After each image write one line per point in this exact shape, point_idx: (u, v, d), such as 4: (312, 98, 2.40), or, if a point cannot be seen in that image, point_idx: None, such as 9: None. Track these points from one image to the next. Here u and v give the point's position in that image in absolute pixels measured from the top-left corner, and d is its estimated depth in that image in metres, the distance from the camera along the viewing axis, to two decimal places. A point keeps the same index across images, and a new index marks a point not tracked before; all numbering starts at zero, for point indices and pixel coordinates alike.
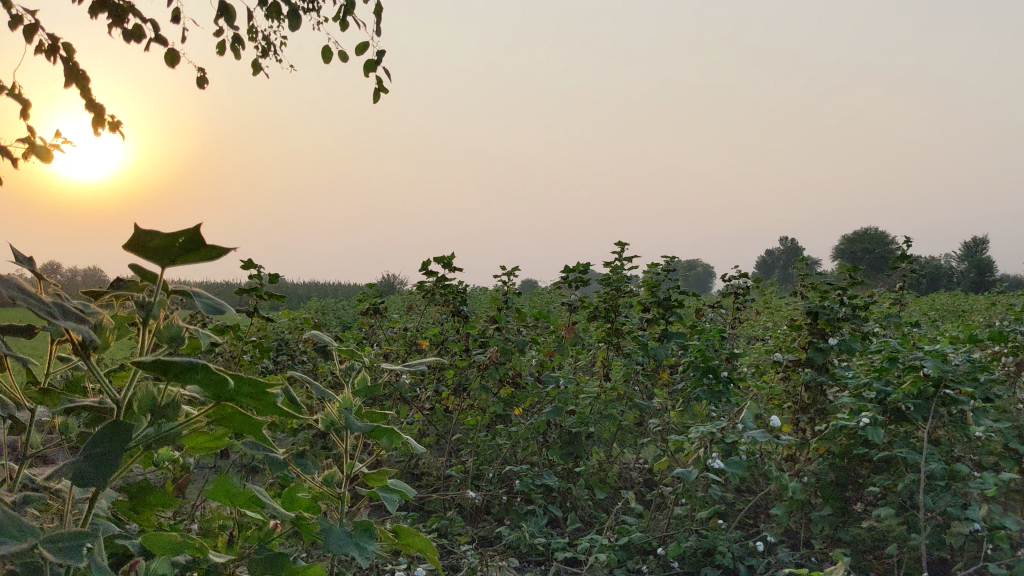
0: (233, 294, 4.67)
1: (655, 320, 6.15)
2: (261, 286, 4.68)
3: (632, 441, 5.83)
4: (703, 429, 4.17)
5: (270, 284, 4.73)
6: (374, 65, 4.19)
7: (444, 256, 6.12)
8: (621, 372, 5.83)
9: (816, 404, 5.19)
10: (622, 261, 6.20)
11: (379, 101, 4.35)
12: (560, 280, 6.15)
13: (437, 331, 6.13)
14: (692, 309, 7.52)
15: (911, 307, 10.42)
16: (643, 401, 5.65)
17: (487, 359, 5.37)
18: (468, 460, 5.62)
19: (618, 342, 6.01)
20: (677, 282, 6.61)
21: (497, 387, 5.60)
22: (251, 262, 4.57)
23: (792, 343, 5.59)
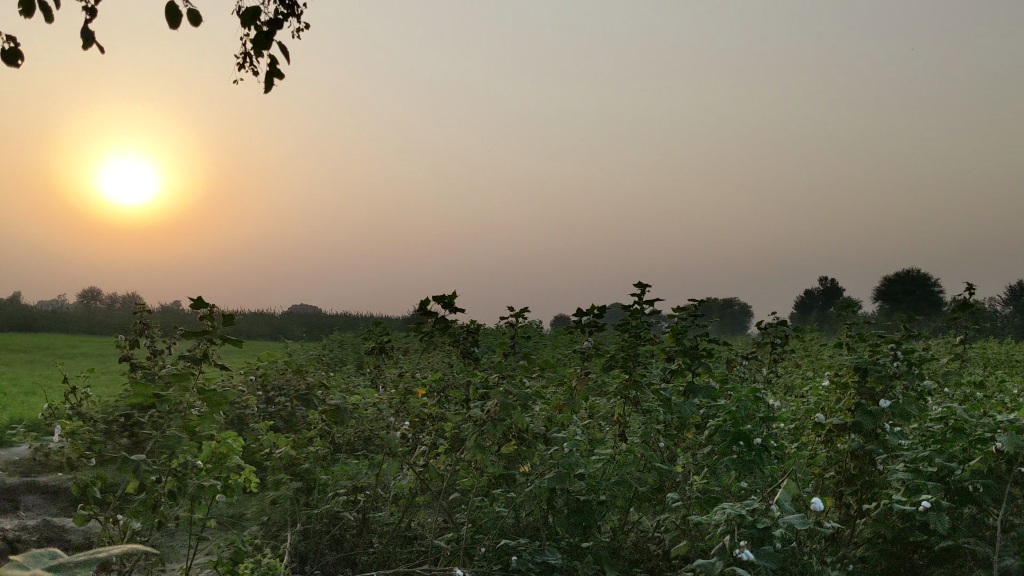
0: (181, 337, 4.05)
1: (680, 372, 5.51)
2: (214, 330, 4.06)
3: (651, 509, 5.16)
4: (731, 511, 3.48)
5: (224, 326, 4.10)
6: (263, 48, 3.66)
7: (444, 294, 5.51)
8: (640, 431, 5.18)
9: (864, 476, 4.49)
10: (644, 305, 5.56)
11: (271, 90, 3.82)
12: (573, 325, 5.51)
13: (436, 377, 5.51)
14: (723, 358, 6.83)
15: (965, 357, 9.65)
16: (664, 465, 4.99)
17: (486, 415, 4.73)
18: (462, 527, 4.98)
19: (637, 396, 5.35)
20: (706, 329, 5.95)
21: (499, 445, 4.96)
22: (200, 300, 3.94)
23: (836, 402, 4.91)
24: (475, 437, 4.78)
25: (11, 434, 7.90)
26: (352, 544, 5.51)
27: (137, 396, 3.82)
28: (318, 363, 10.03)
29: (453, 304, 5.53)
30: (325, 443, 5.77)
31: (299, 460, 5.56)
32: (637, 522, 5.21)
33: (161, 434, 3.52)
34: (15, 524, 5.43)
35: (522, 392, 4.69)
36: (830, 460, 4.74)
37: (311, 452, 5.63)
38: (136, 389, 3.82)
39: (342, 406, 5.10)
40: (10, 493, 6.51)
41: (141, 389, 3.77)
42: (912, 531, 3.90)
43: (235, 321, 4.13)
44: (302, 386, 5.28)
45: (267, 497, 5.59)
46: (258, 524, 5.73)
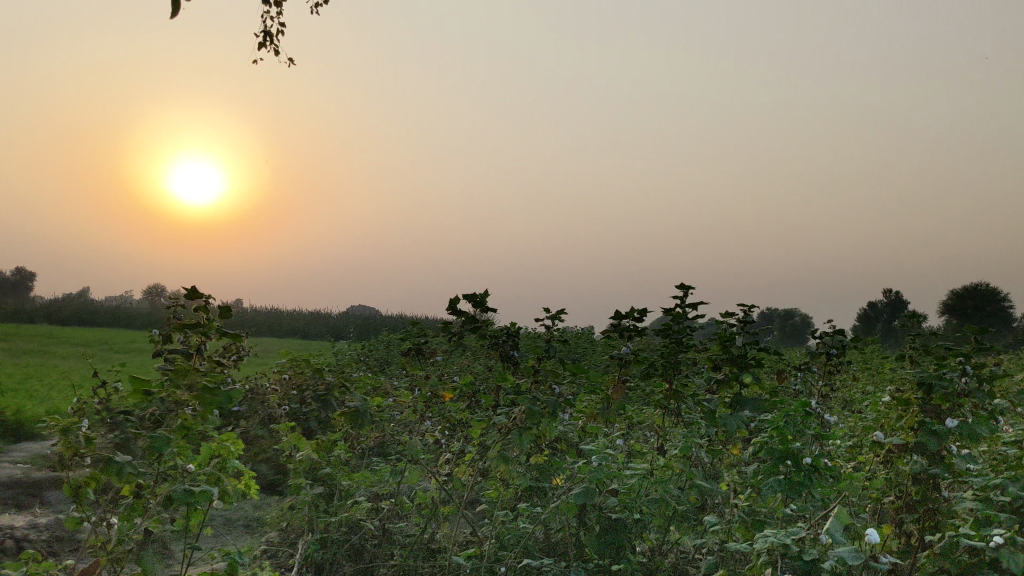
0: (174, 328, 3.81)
1: (727, 382, 5.14)
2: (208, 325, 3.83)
3: (692, 530, 4.77)
4: (773, 541, 3.08)
5: (220, 321, 3.87)
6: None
7: (476, 293, 5.20)
8: (680, 445, 4.80)
9: (927, 503, 4.05)
10: (688, 310, 5.19)
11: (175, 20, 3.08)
12: (611, 330, 5.16)
13: (465, 382, 5.20)
14: (775, 370, 6.40)
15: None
16: (706, 483, 4.60)
17: (511, 423, 4.38)
18: (486, 543, 4.64)
19: (679, 406, 4.98)
20: (756, 338, 5.55)
21: (526, 455, 4.62)
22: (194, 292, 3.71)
23: (898, 419, 4.46)
24: (500, 446, 4.45)
25: (44, 428, 7.80)
26: (373, 555, 5.21)
27: (132, 393, 3.53)
28: (359, 363, 9.81)
29: (484, 303, 5.21)
30: (349, 447, 5.50)
31: (321, 463, 5.29)
32: (676, 543, 4.83)
33: (148, 435, 3.25)
34: (26, 522, 5.24)
35: (552, 399, 4.34)
36: (889, 483, 4.30)
37: (334, 456, 5.36)
38: (132, 385, 3.53)
39: (362, 409, 4.81)
40: (33, 488, 6.37)
41: (137, 386, 3.50)
42: (983, 568, 3.45)
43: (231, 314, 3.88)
44: (322, 386, 5.01)
45: (286, 502, 5.33)
46: (278, 529, 5.48)
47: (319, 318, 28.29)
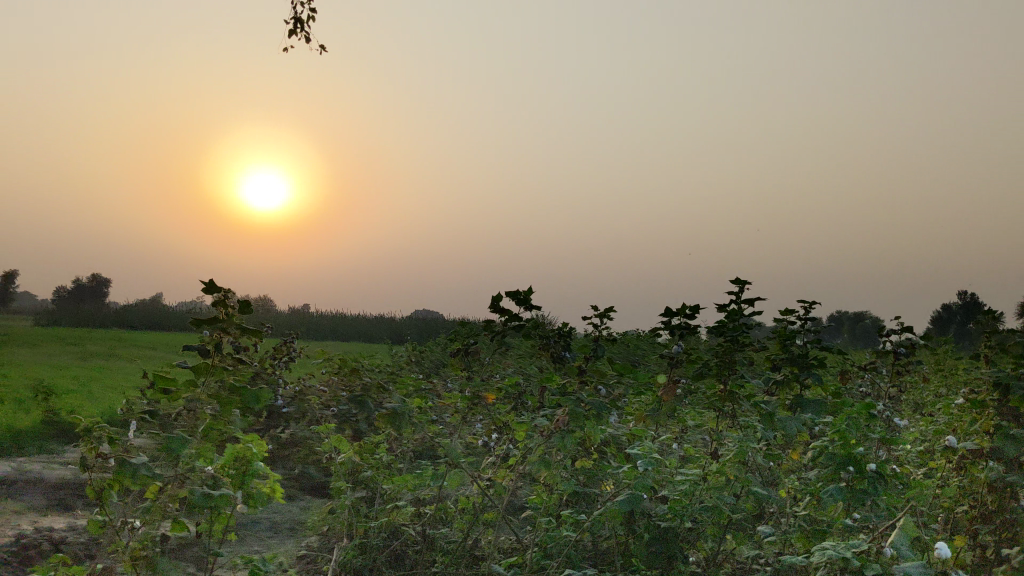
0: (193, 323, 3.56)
1: (786, 383, 4.85)
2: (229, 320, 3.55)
3: (749, 540, 4.49)
4: (830, 552, 2.81)
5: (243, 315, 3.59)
6: None
7: (519, 290, 5.02)
8: (734, 450, 4.53)
9: (1004, 513, 3.73)
10: (742, 306, 4.92)
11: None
12: (662, 328, 4.91)
13: (509, 382, 5.01)
14: (839, 371, 6.08)
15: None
16: (762, 489, 4.32)
17: (553, 425, 4.16)
18: (529, 551, 4.43)
19: (734, 408, 4.72)
20: (816, 337, 5.25)
21: (571, 458, 4.39)
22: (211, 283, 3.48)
23: (970, 423, 4.14)
24: (542, 450, 4.23)
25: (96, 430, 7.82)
26: (414, 562, 5.03)
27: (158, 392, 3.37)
28: (413, 364, 9.70)
29: (528, 299, 5.01)
30: (391, 448, 5.35)
31: (361, 467, 5.15)
32: (731, 553, 4.56)
33: (165, 434, 3.11)
34: (67, 525, 5.18)
35: (596, 400, 4.10)
36: (962, 491, 3.99)
37: (376, 459, 5.21)
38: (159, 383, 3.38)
39: (401, 410, 4.64)
40: (80, 489, 6.34)
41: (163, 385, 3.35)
42: None
43: (254, 308, 3.61)
44: (361, 387, 4.87)
45: (326, 507, 5.19)
46: (319, 533, 5.35)
47: (382, 321, 28.39)
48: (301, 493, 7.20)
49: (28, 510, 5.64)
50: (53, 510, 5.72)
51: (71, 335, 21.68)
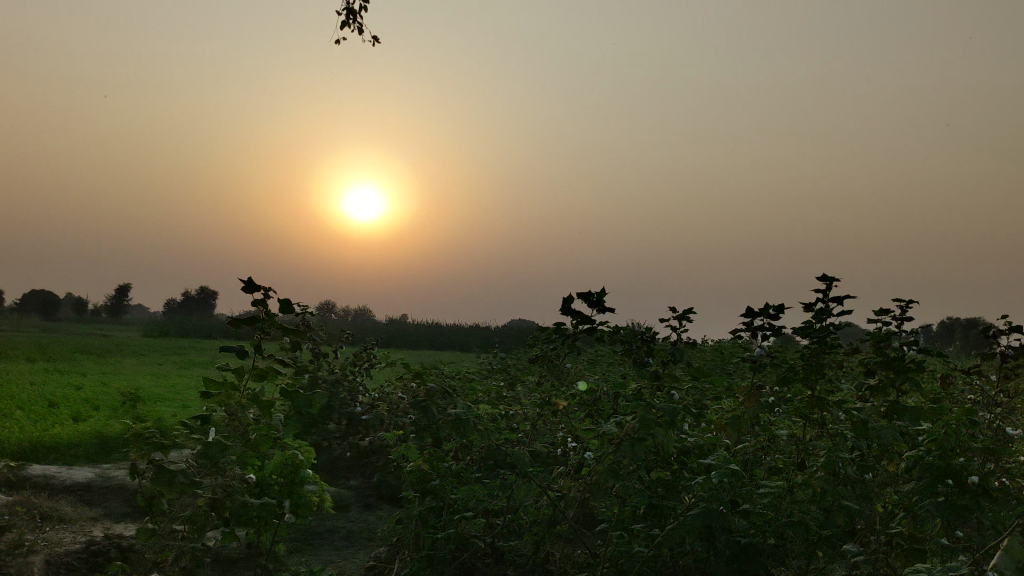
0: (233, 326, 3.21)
1: (880, 389, 4.49)
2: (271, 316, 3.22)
3: (840, 560, 4.15)
4: None
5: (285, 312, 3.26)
6: None
7: (591, 291, 4.79)
8: (822, 461, 4.19)
9: None
10: (831, 306, 4.58)
11: None
12: (743, 330, 4.60)
13: (581, 389, 4.77)
14: (943, 377, 5.64)
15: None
16: (853, 504, 3.98)
17: (623, 433, 3.89)
18: (601, 568, 4.17)
19: (823, 416, 4.38)
20: (914, 340, 4.86)
21: (644, 468, 4.13)
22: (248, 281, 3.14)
23: None
24: (612, 459, 3.98)
25: None
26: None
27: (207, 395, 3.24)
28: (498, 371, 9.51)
29: (600, 300, 4.77)
30: (461, 457, 5.16)
31: (429, 475, 4.97)
32: (821, 573, 4.22)
33: (204, 441, 2.98)
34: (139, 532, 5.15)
35: (668, 406, 3.82)
36: None
37: (445, 466, 5.03)
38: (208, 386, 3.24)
39: (465, 417, 4.45)
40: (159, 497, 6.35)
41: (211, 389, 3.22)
42: None
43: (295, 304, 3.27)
44: (426, 393, 4.70)
45: (394, 516, 5.04)
46: (388, 544, 5.20)
47: (475, 330, 28.41)
48: (379, 501, 7.10)
49: (104, 515, 5.65)
50: (128, 515, 5.72)
51: (175, 344, 22.26)
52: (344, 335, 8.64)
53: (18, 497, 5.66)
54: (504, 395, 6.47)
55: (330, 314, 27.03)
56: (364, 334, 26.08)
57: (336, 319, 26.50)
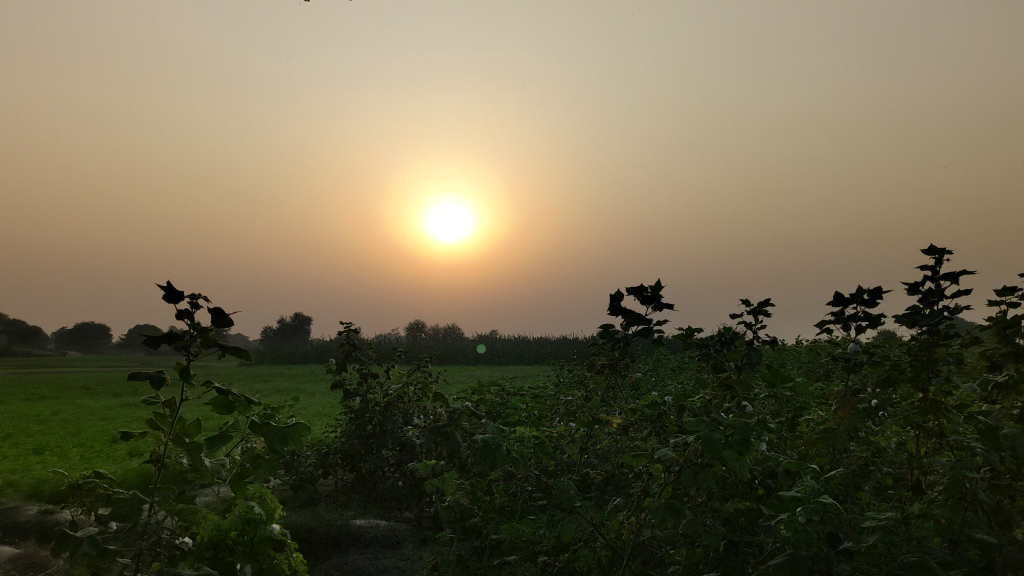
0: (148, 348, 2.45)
1: (1011, 387, 3.58)
2: (197, 336, 2.44)
3: None
4: None
5: (218, 332, 2.48)
6: None
7: (644, 286, 4.01)
8: (944, 483, 3.30)
9: None
10: (942, 286, 3.69)
11: None
12: (834, 322, 3.73)
13: (641, 399, 3.97)
14: None
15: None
16: (990, 536, 3.08)
17: (683, 458, 3.06)
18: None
19: (941, 424, 3.50)
20: None
21: (716, 499, 3.29)
22: (171, 289, 2.38)
23: None
24: (672, 491, 3.15)
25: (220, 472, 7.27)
26: None
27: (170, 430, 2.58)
28: (568, 383, 8.72)
29: (655, 295, 3.97)
30: (507, 489, 4.38)
31: (468, 510, 4.20)
32: None
33: (120, 494, 2.29)
34: None
35: (740, 422, 2.99)
36: None
37: (486, 499, 4.28)
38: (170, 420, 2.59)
39: (495, 442, 3.68)
40: None
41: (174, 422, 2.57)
42: None
43: (231, 323, 2.48)
44: (450, 415, 3.95)
45: (430, 561, 4.32)
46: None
47: (562, 343, 27.71)
48: (435, 535, 6.40)
49: None
50: None
51: None
52: (395, 352, 7.98)
53: (25, 549, 5.14)
54: (564, 411, 5.67)
55: (414, 332, 26.63)
56: (449, 350, 25.54)
57: (421, 337, 26.06)
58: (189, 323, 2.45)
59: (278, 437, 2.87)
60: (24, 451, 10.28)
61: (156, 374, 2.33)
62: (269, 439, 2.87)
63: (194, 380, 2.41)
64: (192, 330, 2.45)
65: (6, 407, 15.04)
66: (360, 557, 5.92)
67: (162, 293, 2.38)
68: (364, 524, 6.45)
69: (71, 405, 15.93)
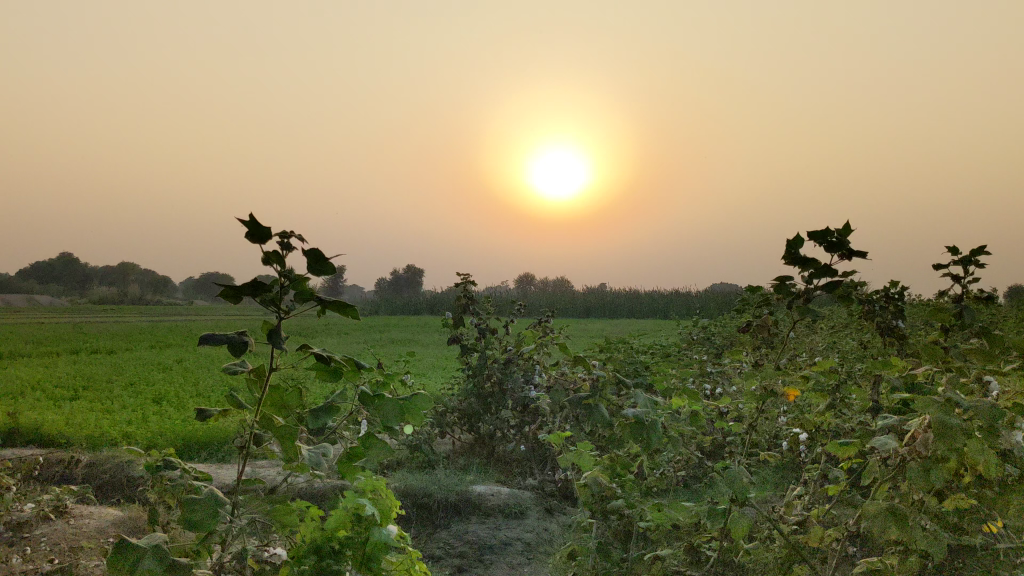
0: (229, 303, 1.90)
1: None
2: (292, 285, 1.88)
3: None
4: None
5: (316, 280, 1.91)
6: None
7: (829, 231, 3.29)
8: None
9: None
10: None
11: None
12: None
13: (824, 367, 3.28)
14: None
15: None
16: None
17: (907, 448, 2.36)
18: None
19: None
20: None
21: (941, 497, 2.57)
22: (254, 224, 1.81)
23: None
24: (889, 488, 2.46)
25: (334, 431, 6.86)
26: None
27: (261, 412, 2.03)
28: (700, 341, 8.01)
29: (843, 240, 3.25)
30: (655, 467, 3.73)
31: (612, 493, 3.58)
32: None
33: (198, 495, 1.76)
34: None
35: (987, 403, 2.26)
36: None
37: (630, 479, 3.66)
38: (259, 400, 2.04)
39: (649, 418, 3.04)
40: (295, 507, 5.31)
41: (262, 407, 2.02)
42: None
43: (333, 269, 1.91)
44: (593, 384, 3.32)
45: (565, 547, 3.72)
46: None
47: (678, 296, 26.83)
48: (561, 506, 5.86)
49: None
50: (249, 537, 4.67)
51: None
52: (514, 306, 7.40)
53: (130, 513, 4.81)
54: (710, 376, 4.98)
55: (526, 284, 26.15)
56: (562, 302, 25.01)
57: (533, 289, 25.59)
58: (279, 270, 1.89)
59: (392, 414, 2.31)
60: (144, 400, 10.22)
61: (238, 337, 1.77)
62: (382, 417, 2.31)
63: (285, 344, 1.86)
64: (283, 278, 1.89)
65: (132, 354, 15.21)
66: (482, 528, 5.41)
67: (246, 229, 1.82)
68: (485, 491, 5.92)
69: (188, 355, 15.99)
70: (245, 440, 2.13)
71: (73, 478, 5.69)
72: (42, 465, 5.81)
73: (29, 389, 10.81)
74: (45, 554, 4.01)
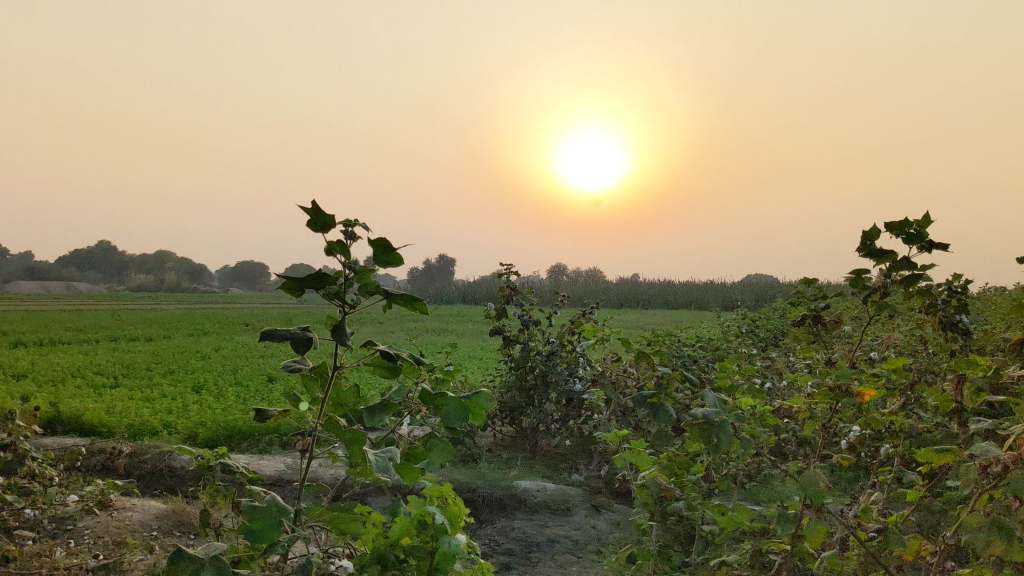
0: (291, 296, 1.78)
1: None
2: (357, 277, 1.75)
3: None
4: None
5: (382, 272, 1.78)
6: None
7: (908, 222, 3.11)
8: None
9: None
10: None
11: None
12: None
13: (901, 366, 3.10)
14: None
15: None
16: None
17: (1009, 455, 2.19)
18: None
19: None
20: None
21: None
22: (318, 210, 1.69)
23: None
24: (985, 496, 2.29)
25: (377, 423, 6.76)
26: None
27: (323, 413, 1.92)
28: (745, 334, 7.83)
29: (923, 232, 3.07)
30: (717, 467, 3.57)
31: (674, 494, 3.43)
32: None
33: (261, 504, 1.65)
34: None
35: None
36: None
37: (692, 480, 3.50)
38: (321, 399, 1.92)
39: (719, 419, 2.88)
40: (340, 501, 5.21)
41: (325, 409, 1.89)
42: None
43: (400, 260, 1.78)
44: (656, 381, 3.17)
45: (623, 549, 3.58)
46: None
47: (714, 287, 26.57)
48: (609, 503, 5.72)
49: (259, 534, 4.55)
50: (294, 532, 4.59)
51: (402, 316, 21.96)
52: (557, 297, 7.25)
53: (174, 505, 4.74)
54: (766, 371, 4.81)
55: (560, 274, 25.99)
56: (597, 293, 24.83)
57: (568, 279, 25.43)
58: (344, 261, 1.77)
59: (454, 415, 2.19)
60: (182, 389, 10.18)
61: (302, 333, 1.65)
62: (443, 418, 2.18)
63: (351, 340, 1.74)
64: (347, 269, 1.76)
65: (169, 342, 15.22)
66: (528, 524, 5.28)
67: (309, 215, 1.70)
68: (531, 486, 5.80)
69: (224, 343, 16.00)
70: (306, 442, 2.02)
71: (116, 468, 5.63)
72: (85, 454, 5.76)
73: (69, 376, 10.81)
74: (88, 548, 3.93)
